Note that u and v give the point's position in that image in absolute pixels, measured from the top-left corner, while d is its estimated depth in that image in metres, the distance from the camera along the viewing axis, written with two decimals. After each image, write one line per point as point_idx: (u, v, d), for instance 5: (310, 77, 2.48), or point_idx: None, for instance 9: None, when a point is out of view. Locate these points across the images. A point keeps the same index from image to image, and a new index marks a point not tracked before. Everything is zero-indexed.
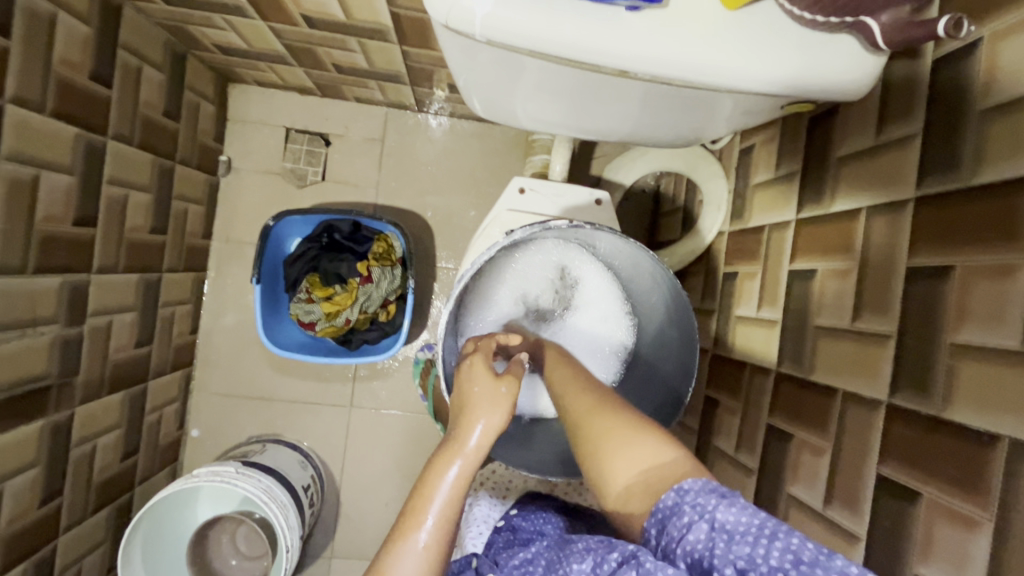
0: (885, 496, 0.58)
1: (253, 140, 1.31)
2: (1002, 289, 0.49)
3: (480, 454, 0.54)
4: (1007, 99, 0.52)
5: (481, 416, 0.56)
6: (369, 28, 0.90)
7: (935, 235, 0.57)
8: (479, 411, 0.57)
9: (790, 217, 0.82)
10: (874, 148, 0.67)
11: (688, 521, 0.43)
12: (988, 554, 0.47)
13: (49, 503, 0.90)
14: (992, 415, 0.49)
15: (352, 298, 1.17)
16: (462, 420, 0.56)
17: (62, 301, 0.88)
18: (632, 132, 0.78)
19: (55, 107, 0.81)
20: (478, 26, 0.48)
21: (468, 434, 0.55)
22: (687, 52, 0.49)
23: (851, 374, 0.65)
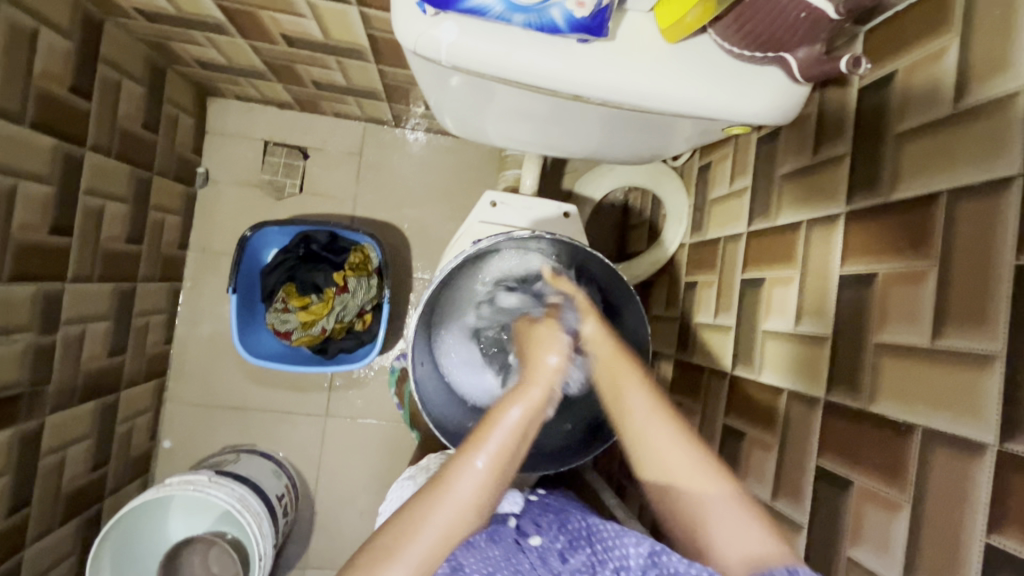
0: (823, 485, 0.63)
1: (231, 153, 1.33)
2: (914, 293, 0.55)
3: (528, 424, 0.60)
4: (916, 125, 0.58)
5: (516, 402, 0.61)
6: (347, 48, 0.94)
7: (862, 245, 0.63)
8: (536, 380, 0.63)
9: (741, 229, 0.88)
10: (812, 166, 0.73)
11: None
12: (906, 533, 0.52)
13: (17, 512, 0.89)
14: (909, 406, 0.54)
15: (328, 307, 1.19)
16: (513, 394, 0.61)
17: (36, 309, 0.88)
18: (593, 151, 0.83)
19: (34, 118, 0.82)
20: (444, 53, 0.52)
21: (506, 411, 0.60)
22: (632, 80, 0.54)
23: (794, 375, 0.70)
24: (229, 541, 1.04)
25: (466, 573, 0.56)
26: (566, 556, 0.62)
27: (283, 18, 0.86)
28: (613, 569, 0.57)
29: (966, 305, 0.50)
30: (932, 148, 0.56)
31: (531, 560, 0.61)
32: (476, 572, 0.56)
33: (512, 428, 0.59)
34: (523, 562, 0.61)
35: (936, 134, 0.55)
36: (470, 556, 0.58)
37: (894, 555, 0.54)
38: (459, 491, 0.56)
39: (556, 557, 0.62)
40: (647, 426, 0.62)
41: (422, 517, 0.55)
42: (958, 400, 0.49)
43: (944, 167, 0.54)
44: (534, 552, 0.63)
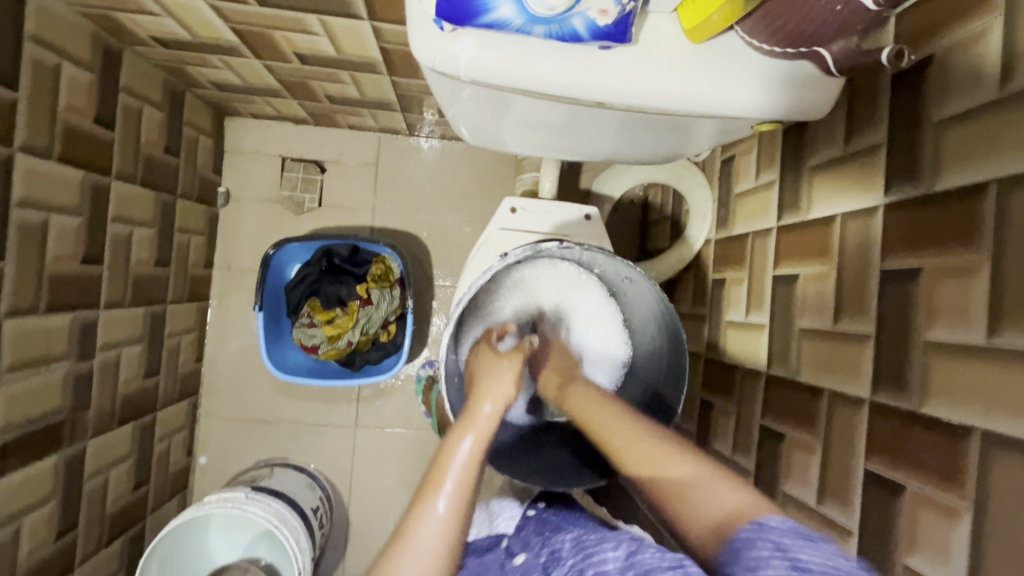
0: (873, 489, 0.61)
1: (250, 170, 1.35)
2: (965, 288, 0.52)
3: (487, 443, 0.60)
4: (959, 111, 0.55)
5: (467, 432, 0.59)
6: (360, 62, 0.94)
7: (904, 239, 0.60)
8: (484, 398, 0.64)
9: (771, 224, 0.85)
10: (845, 157, 0.70)
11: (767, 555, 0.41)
12: (968, 540, 0.50)
13: (65, 536, 0.91)
14: (965, 408, 0.51)
15: (353, 321, 1.21)
16: (469, 421, 0.61)
17: (73, 338, 0.90)
18: (614, 155, 0.81)
19: (60, 152, 0.84)
20: (463, 68, 0.51)
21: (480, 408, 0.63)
22: (656, 85, 0.52)
23: (836, 375, 0.68)
24: (263, 566, 1.07)
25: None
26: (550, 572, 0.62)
27: (296, 36, 0.86)
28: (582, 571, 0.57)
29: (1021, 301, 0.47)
30: (979, 134, 0.53)
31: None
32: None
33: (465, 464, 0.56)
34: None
35: (982, 120, 0.53)
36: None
37: (955, 564, 0.51)
38: (428, 524, 0.52)
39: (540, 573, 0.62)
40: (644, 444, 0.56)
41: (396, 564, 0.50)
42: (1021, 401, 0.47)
43: (993, 154, 0.51)
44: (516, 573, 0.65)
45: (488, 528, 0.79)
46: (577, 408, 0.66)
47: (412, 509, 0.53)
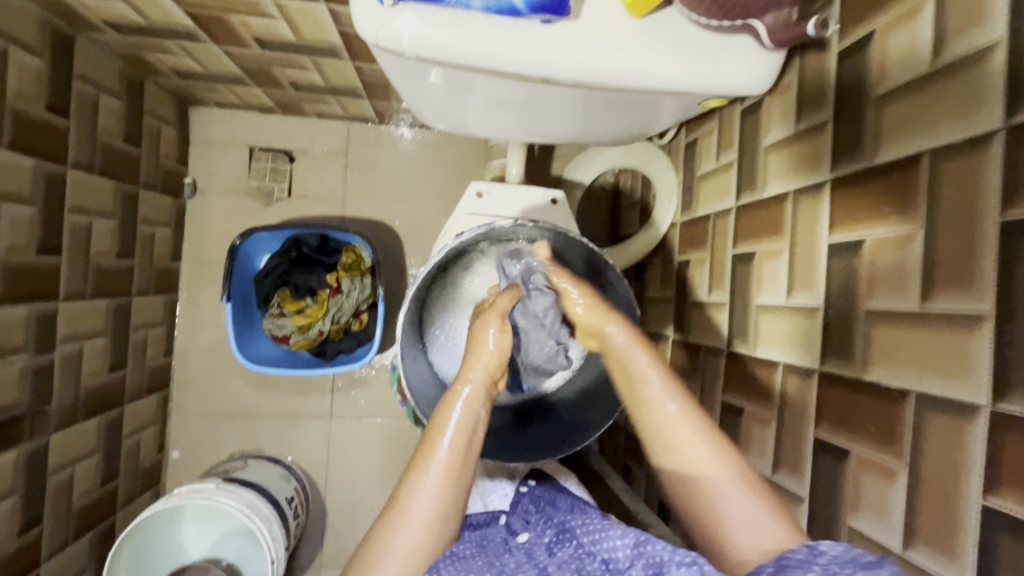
0: (822, 457, 0.63)
1: (217, 161, 1.33)
2: (902, 257, 0.54)
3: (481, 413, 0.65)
4: (897, 84, 0.57)
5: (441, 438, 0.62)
6: (321, 47, 0.93)
7: (848, 212, 0.62)
8: (475, 361, 0.67)
9: (730, 204, 0.87)
10: (796, 134, 0.72)
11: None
12: (904, 499, 0.52)
13: (28, 531, 0.90)
14: (902, 373, 0.53)
15: (323, 310, 1.19)
16: (457, 396, 0.65)
17: (30, 329, 0.88)
18: (574, 135, 0.82)
19: (10, 139, 0.82)
20: (406, 44, 0.51)
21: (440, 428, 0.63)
22: (599, 60, 0.53)
23: (789, 349, 0.70)
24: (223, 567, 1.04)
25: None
26: (553, 550, 0.66)
27: (253, 20, 0.85)
28: (601, 560, 0.60)
29: (952, 267, 0.49)
30: (915, 107, 0.54)
31: (516, 557, 0.65)
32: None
33: (442, 470, 0.61)
34: (508, 559, 0.65)
35: (916, 93, 0.54)
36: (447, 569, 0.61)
37: (894, 522, 0.53)
38: (416, 507, 0.59)
39: (542, 551, 0.67)
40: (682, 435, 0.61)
41: (379, 550, 0.57)
42: (951, 361, 0.48)
43: (927, 125, 0.53)
44: (521, 551, 0.68)
45: (481, 505, 0.80)
46: (622, 347, 0.67)
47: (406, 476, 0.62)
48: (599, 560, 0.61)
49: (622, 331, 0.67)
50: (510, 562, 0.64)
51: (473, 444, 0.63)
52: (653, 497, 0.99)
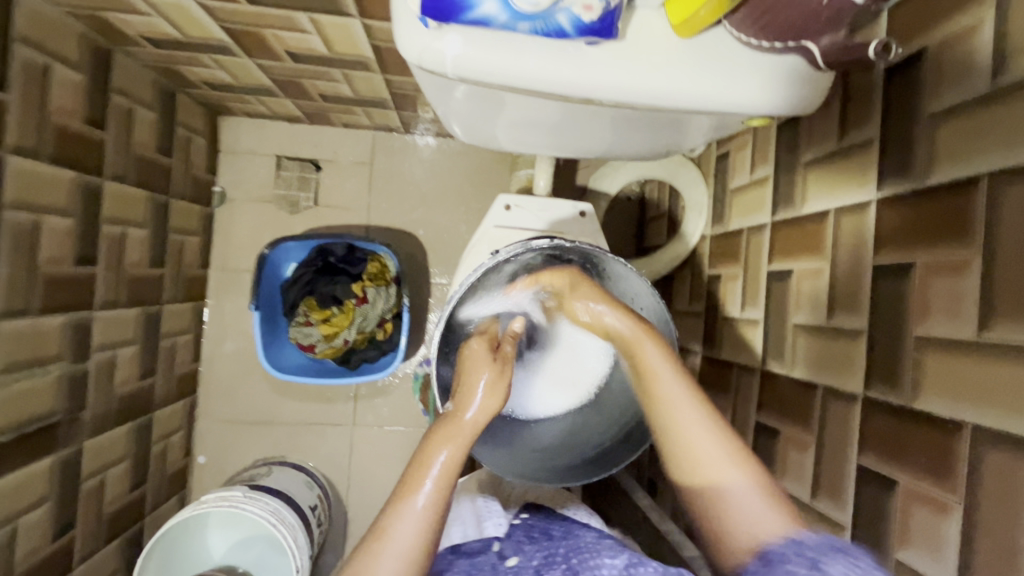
0: (867, 486, 0.61)
1: (245, 170, 1.34)
2: (956, 283, 0.52)
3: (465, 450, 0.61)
4: (953, 103, 0.55)
5: (438, 450, 0.60)
6: (352, 60, 0.93)
7: (897, 233, 0.60)
8: (468, 403, 0.63)
9: (765, 219, 0.85)
10: (837, 151, 0.70)
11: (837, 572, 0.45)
12: (959, 536, 0.50)
13: (62, 537, 0.92)
14: (957, 404, 0.51)
15: (349, 319, 1.20)
16: (447, 429, 0.61)
17: (67, 338, 0.90)
18: (607, 151, 0.81)
19: (52, 152, 0.83)
20: (449, 66, 0.51)
21: (434, 454, 0.59)
22: (643, 82, 0.52)
23: (830, 372, 0.68)
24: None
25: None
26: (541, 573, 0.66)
27: (286, 33, 0.85)
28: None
29: (1015, 296, 0.47)
30: (971, 128, 0.52)
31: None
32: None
33: (425, 510, 0.56)
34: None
35: (975, 113, 0.52)
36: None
37: (947, 559, 0.51)
38: (396, 541, 0.55)
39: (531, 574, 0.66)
40: (693, 434, 0.59)
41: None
42: (1012, 394, 0.46)
43: (985, 147, 0.51)
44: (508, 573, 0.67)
45: (476, 531, 0.77)
46: (626, 335, 0.65)
47: (387, 510, 0.57)
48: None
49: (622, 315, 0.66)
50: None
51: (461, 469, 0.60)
52: (681, 516, 0.97)
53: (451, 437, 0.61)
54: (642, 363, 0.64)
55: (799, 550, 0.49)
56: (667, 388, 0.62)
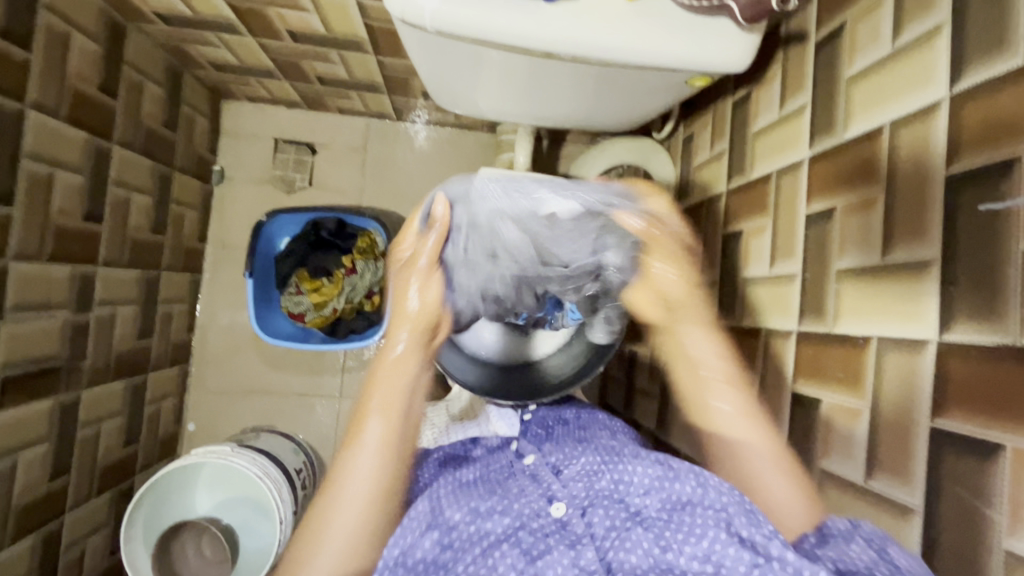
0: (799, 409, 0.67)
1: (244, 151, 1.42)
2: (866, 218, 0.60)
3: (398, 393, 0.63)
4: (863, 67, 0.63)
5: (376, 395, 0.62)
6: (348, 41, 1.02)
7: (822, 183, 0.68)
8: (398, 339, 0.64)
9: (722, 189, 0.93)
10: (778, 120, 0.79)
11: (857, 552, 0.50)
12: (866, 435, 0.57)
13: (57, 479, 0.96)
14: (866, 321, 0.58)
15: (338, 288, 1.28)
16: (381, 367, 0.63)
17: (72, 289, 0.96)
18: (577, 118, 0.89)
19: (68, 113, 0.91)
20: (428, 19, 0.59)
21: (370, 400, 0.63)
22: (596, 38, 0.60)
23: (771, 314, 0.75)
24: (220, 528, 1.06)
25: (448, 515, 0.62)
26: (560, 471, 0.67)
27: (288, 12, 0.94)
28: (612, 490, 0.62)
29: (907, 221, 0.54)
30: (877, 85, 0.61)
31: (521, 481, 0.67)
32: (457, 512, 0.62)
33: (372, 456, 0.61)
34: (513, 484, 0.67)
35: (879, 73, 0.60)
36: (451, 499, 0.64)
37: (858, 459, 0.58)
38: (350, 490, 0.60)
39: (548, 472, 0.68)
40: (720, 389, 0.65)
41: (314, 540, 0.58)
42: (906, 304, 0.54)
43: (888, 99, 0.59)
44: (525, 474, 0.69)
45: (487, 427, 0.82)
46: (661, 320, 0.68)
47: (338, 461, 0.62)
48: (608, 478, 0.63)
49: (695, 323, 0.66)
50: (514, 487, 0.66)
51: (407, 417, 0.63)
52: None
53: (386, 379, 0.63)
54: (680, 349, 0.67)
55: (856, 533, 0.52)
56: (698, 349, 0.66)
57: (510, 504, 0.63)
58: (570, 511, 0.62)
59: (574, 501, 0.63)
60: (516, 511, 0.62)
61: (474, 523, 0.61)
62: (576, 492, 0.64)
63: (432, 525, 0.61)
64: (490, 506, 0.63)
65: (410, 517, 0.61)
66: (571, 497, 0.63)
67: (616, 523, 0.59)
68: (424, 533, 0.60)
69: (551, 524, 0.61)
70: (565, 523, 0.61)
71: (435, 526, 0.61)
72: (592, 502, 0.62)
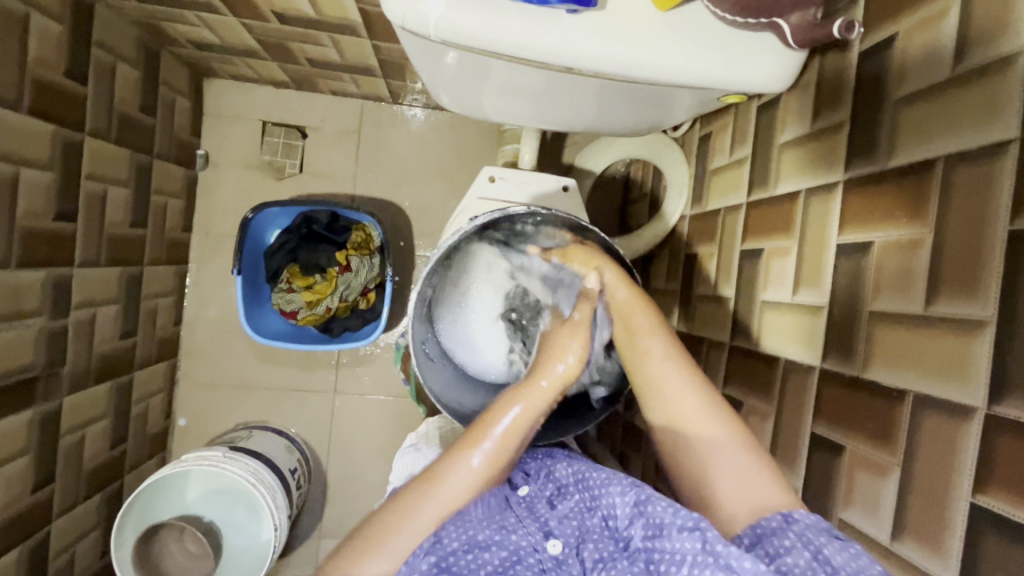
0: (818, 452, 0.64)
1: (230, 134, 1.33)
2: (909, 259, 0.55)
3: (529, 423, 0.66)
4: (917, 88, 0.57)
5: (507, 411, 0.65)
6: (340, 24, 0.93)
7: (858, 213, 0.62)
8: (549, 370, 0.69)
9: (741, 200, 0.87)
10: (811, 134, 0.72)
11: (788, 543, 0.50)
12: (895, 495, 0.54)
13: (41, 490, 0.93)
14: (900, 372, 0.54)
15: (332, 287, 1.21)
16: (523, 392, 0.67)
17: (46, 294, 0.90)
18: (592, 125, 0.82)
19: (30, 105, 0.82)
20: (433, 28, 0.53)
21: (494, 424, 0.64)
22: (619, 55, 0.54)
23: (791, 344, 0.71)
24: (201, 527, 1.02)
25: (445, 543, 0.57)
26: (553, 504, 0.64)
27: None
28: (601, 517, 0.61)
29: (957, 274, 0.50)
30: (930, 113, 0.55)
31: (517, 512, 0.62)
32: (455, 540, 0.57)
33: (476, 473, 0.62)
34: (508, 514, 0.62)
35: (936, 98, 0.54)
36: (448, 524, 0.59)
37: (883, 518, 0.55)
38: (448, 489, 0.60)
39: (543, 505, 0.64)
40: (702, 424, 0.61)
41: (402, 517, 0.59)
42: (948, 363, 0.50)
43: (940, 132, 0.53)
44: (518, 503, 0.64)
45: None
46: (624, 336, 0.69)
47: (450, 454, 0.63)
48: (598, 516, 0.61)
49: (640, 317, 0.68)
50: (511, 517, 0.61)
51: (506, 460, 0.64)
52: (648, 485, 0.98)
53: (512, 409, 0.66)
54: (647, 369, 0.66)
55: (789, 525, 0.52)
56: (656, 367, 0.66)
57: (505, 536, 0.58)
58: (566, 549, 0.58)
59: (570, 539, 0.59)
60: (512, 544, 0.58)
61: (472, 553, 0.56)
62: (570, 529, 0.60)
63: (431, 550, 0.57)
64: (486, 536, 0.58)
65: (415, 552, 0.57)
66: (566, 533, 0.60)
67: (605, 556, 0.57)
68: (424, 556, 0.57)
69: (547, 561, 0.57)
70: (561, 562, 0.57)
71: (434, 552, 0.57)
72: (585, 537, 0.59)
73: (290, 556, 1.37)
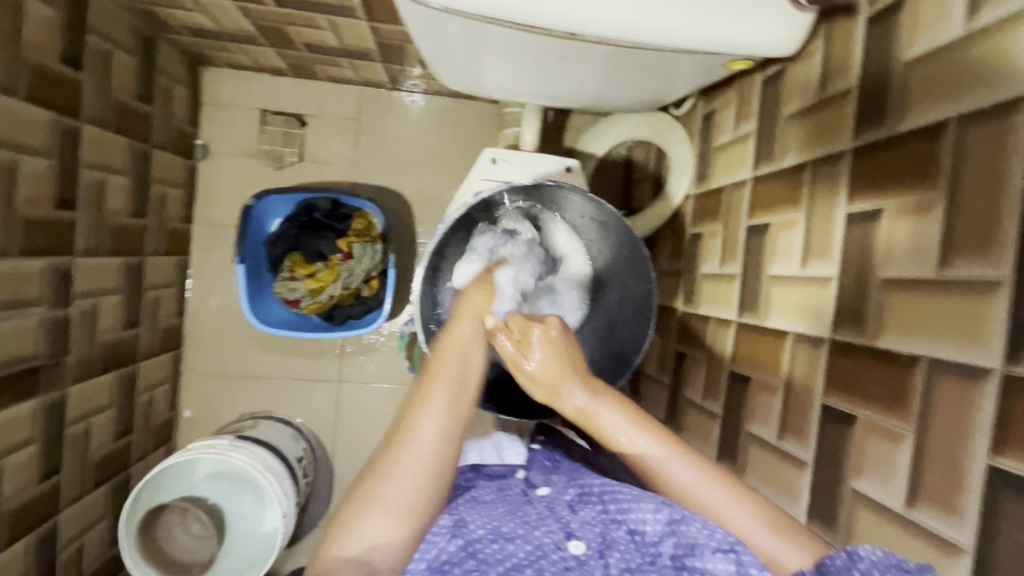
0: (830, 424, 0.63)
1: (229, 123, 1.32)
2: (922, 223, 0.54)
3: (463, 384, 0.64)
4: (927, 50, 0.56)
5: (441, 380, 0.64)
6: (337, 4, 0.92)
7: (868, 180, 0.61)
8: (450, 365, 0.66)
9: (746, 175, 0.86)
10: (817, 104, 0.71)
11: None
12: (909, 462, 0.53)
13: (48, 479, 0.93)
14: (914, 338, 0.54)
15: (334, 274, 1.20)
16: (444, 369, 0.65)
17: (47, 283, 0.90)
18: (596, 99, 0.82)
19: (26, 92, 0.81)
20: None
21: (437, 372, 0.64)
22: (623, 18, 0.54)
23: (801, 317, 0.70)
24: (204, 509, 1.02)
25: (471, 530, 0.58)
26: (576, 508, 0.62)
27: None
28: (627, 530, 0.57)
29: (971, 234, 0.49)
30: (942, 73, 0.54)
31: (540, 511, 0.62)
32: (480, 528, 0.59)
33: (442, 401, 0.62)
34: (531, 513, 0.62)
35: (949, 57, 0.53)
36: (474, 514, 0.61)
37: (898, 485, 0.54)
38: (419, 433, 0.60)
39: (565, 507, 0.63)
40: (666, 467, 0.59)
41: (388, 468, 0.59)
42: (963, 326, 0.49)
43: (952, 93, 0.52)
44: (541, 504, 0.64)
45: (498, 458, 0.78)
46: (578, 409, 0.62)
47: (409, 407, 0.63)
48: (625, 528, 0.57)
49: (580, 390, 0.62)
50: (533, 516, 0.61)
51: (468, 383, 0.65)
52: None
53: (454, 354, 0.66)
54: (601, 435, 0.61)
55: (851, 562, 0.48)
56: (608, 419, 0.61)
57: (530, 532, 0.58)
58: (589, 551, 0.56)
59: (595, 542, 0.57)
60: (536, 540, 0.56)
61: (497, 543, 0.56)
62: (595, 533, 0.58)
63: (456, 534, 0.58)
64: (511, 529, 0.58)
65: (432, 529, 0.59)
66: (590, 536, 0.57)
67: (631, 566, 0.54)
68: (450, 539, 0.58)
69: (569, 560, 0.55)
70: (583, 563, 0.55)
71: (459, 536, 0.58)
72: (609, 544, 0.56)
73: (298, 545, 1.37)
